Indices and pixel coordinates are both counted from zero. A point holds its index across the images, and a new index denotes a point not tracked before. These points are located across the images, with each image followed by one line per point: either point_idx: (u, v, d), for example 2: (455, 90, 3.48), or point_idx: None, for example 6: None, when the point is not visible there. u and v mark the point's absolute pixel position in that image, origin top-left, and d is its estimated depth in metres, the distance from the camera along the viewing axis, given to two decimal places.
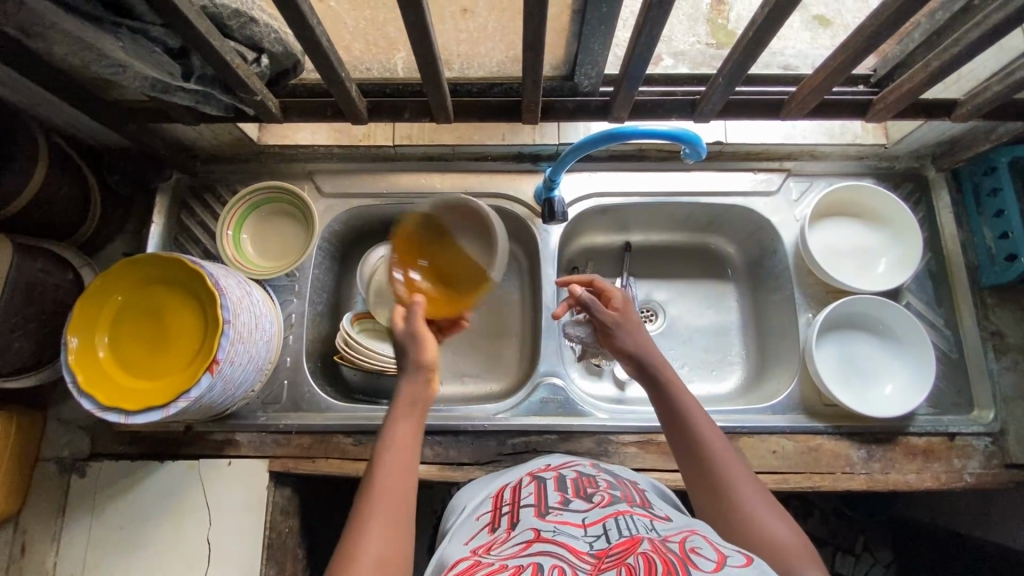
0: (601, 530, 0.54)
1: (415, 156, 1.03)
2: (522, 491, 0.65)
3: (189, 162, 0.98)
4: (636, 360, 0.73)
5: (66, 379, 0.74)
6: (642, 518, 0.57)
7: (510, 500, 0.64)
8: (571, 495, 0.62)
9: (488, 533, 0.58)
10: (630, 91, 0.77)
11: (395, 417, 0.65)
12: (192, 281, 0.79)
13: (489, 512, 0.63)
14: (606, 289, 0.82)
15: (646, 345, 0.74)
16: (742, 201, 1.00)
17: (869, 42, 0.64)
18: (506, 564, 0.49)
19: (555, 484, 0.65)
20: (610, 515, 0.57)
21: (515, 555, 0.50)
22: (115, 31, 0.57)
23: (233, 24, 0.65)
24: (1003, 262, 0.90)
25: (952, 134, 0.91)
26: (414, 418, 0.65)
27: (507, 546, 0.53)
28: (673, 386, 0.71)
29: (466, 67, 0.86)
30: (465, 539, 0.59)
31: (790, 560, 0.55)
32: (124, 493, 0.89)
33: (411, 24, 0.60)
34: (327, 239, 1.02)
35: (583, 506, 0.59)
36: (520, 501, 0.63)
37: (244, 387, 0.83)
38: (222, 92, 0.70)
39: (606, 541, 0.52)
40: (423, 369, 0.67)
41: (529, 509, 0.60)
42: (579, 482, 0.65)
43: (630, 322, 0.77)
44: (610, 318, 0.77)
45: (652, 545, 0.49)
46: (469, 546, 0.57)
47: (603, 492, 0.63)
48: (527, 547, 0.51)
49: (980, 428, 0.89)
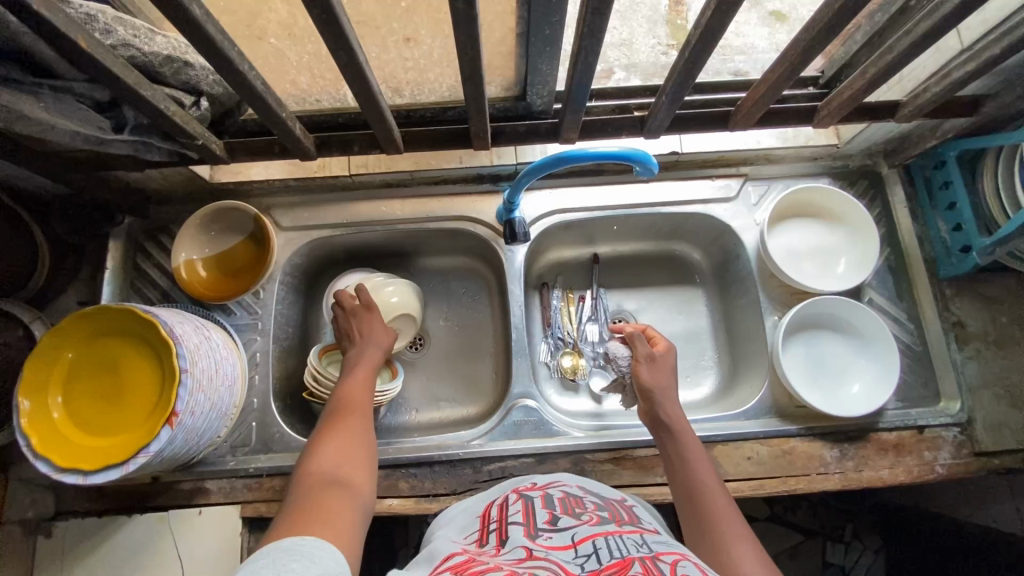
0: (591, 548, 0.52)
1: (373, 184, 1.02)
2: (509, 508, 0.63)
3: (142, 205, 0.96)
4: (654, 397, 0.80)
5: (19, 443, 0.71)
6: (631, 536, 0.55)
7: (498, 516, 0.62)
8: (559, 513, 0.60)
9: (476, 547, 0.57)
10: (577, 112, 0.77)
11: (349, 376, 0.82)
12: (149, 332, 0.76)
13: (477, 530, 0.61)
14: (656, 338, 0.90)
15: (666, 387, 0.81)
16: (702, 208, 1.00)
17: (803, 56, 0.65)
18: (501, 566, 0.49)
19: (542, 502, 0.63)
20: (600, 534, 0.55)
21: (508, 564, 0.49)
22: (34, 90, 0.56)
23: (166, 71, 0.64)
24: (959, 254, 0.92)
25: (900, 131, 0.93)
26: (361, 374, 0.82)
27: (500, 557, 0.51)
28: (675, 418, 0.78)
29: (416, 94, 0.85)
30: (452, 541, 0.60)
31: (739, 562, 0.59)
32: (90, 554, 0.86)
33: (345, 64, 0.60)
34: (290, 273, 1.00)
35: (572, 524, 0.57)
36: (507, 518, 0.61)
37: (208, 435, 0.81)
38: (162, 139, 0.69)
39: (597, 562, 0.49)
40: (361, 346, 0.87)
41: (517, 527, 0.58)
42: (568, 501, 0.64)
43: (662, 365, 0.84)
44: (646, 353, 0.85)
45: (644, 568, 0.48)
46: (458, 546, 0.57)
47: (592, 512, 0.61)
48: (519, 561, 0.49)
49: (947, 419, 0.90)
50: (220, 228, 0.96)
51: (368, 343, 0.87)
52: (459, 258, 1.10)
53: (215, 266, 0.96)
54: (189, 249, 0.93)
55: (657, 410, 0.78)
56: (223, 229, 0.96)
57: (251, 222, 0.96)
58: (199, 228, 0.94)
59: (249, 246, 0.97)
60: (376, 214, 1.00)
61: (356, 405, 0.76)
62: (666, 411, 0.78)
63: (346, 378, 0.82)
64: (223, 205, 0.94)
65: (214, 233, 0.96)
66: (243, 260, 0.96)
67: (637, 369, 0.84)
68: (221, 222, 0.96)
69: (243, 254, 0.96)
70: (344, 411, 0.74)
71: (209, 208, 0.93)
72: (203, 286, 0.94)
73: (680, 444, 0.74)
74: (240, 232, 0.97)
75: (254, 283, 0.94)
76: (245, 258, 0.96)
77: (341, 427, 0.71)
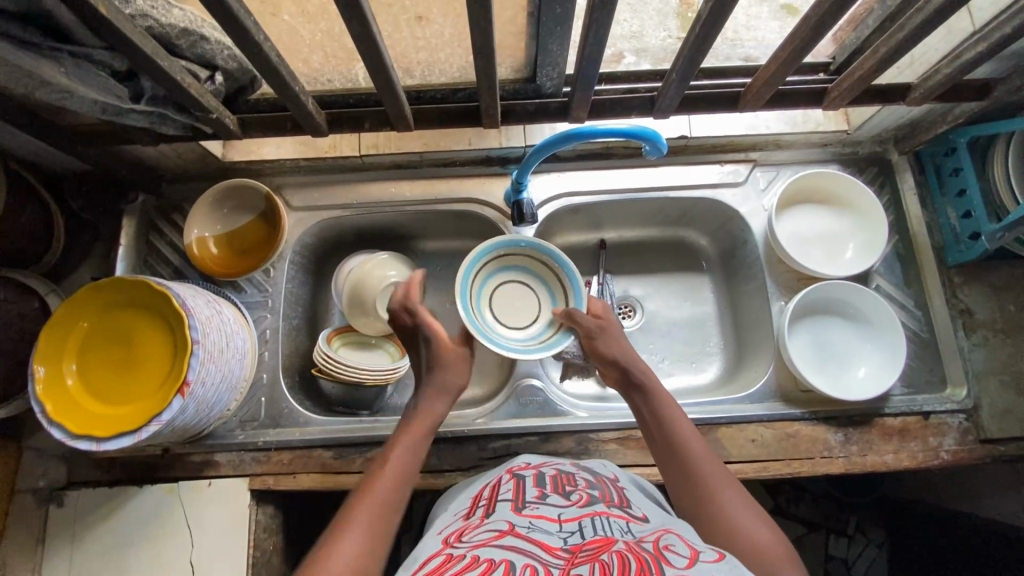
0: (576, 526, 0.55)
1: (383, 165, 1.02)
2: (501, 487, 0.66)
3: (154, 182, 0.97)
4: (619, 362, 0.81)
5: (34, 410, 0.73)
6: (618, 519, 0.57)
7: (488, 495, 0.66)
8: (549, 491, 0.63)
9: (463, 521, 0.61)
10: (586, 91, 0.77)
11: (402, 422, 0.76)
12: (159, 304, 0.78)
13: (467, 507, 0.65)
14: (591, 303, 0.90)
15: (627, 350, 0.82)
16: (711, 193, 1.00)
17: (814, 31, 0.65)
18: (478, 553, 0.51)
19: (533, 480, 0.66)
20: (587, 514, 0.58)
21: (486, 544, 0.52)
22: (57, 56, 0.57)
23: (182, 43, 0.64)
24: (967, 241, 0.92)
25: (911, 116, 0.92)
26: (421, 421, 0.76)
27: (481, 533, 0.55)
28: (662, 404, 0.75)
29: (427, 74, 0.85)
30: (438, 530, 0.61)
31: (737, 518, 0.61)
32: (102, 523, 0.87)
33: (358, 35, 0.60)
34: (299, 253, 1.01)
35: (561, 503, 0.60)
36: (497, 495, 0.64)
37: (219, 407, 0.82)
38: (177, 111, 0.70)
39: (580, 538, 0.53)
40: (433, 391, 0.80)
41: (505, 502, 0.61)
42: (559, 479, 0.67)
43: (610, 336, 0.83)
44: (596, 326, 0.84)
45: (626, 544, 0.51)
46: (443, 535, 0.59)
47: (581, 490, 0.64)
48: (499, 538, 0.53)
49: (953, 406, 0.90)
50: (231, 206, 0.97)
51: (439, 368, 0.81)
52: (466, 242, 1.11)
53: (225, 244, 0.97)
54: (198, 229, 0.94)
55: (627, 372, 0.80)
56: (231, 208, 0.97)
57: (262, 201, 0.97)
58: (213, 204, 0.95)
59: (257, 225, 0.98)
60: (385, 195, 1.01)
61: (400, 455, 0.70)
62: (637, 370, 0.79)
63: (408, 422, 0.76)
64: (231, 184, 0.94)
65: (222, 213, 0.97)
66: (252, 237, 0.97)
67: (594, 345, 0.83)
68: (228, 201, 0.97)
69: (251, 232, 0.97)
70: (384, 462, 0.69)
71: (218, 187, 0.94)
72: (216, 265, 0.95)
73: (673, 430, 0.72)
74: (251, 210, 0.98)
75: (265, 259, 0.95)
76: (254, 236, 0.97)
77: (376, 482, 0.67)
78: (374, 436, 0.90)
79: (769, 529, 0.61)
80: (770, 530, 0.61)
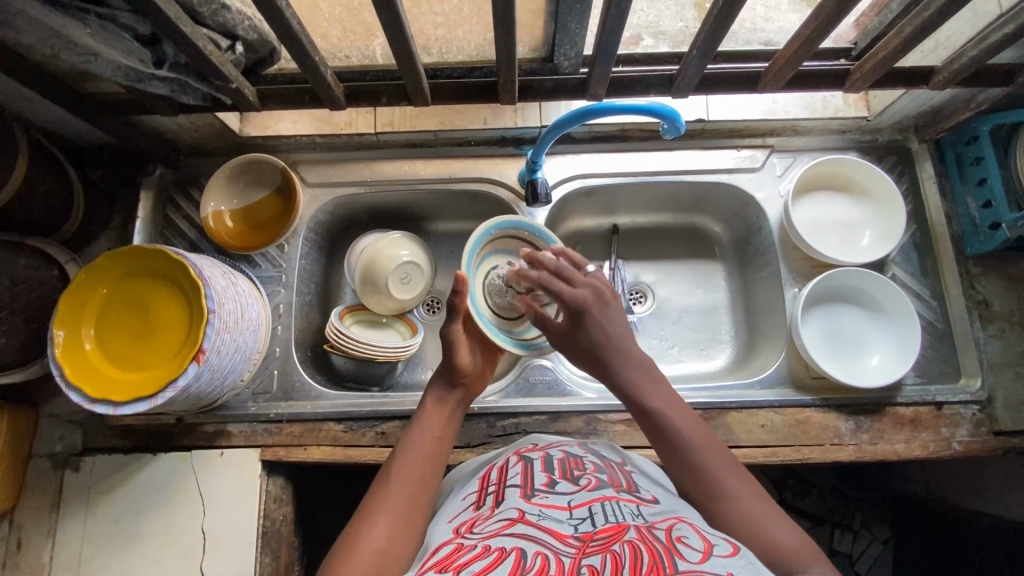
0: (586, 513, 0.56)
1: (397, 144, 1.03)
2: (509, 471, 0.67)
3: (172, 156, 0.98)
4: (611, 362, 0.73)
5: (52, 373, 0.74)
6: (627, 504, 0.58)
7: (496, 479, 0.66)
8: (558, 477, 0.63)
9: (473, 511, 0.62)
10: (605, 67, 0.77)
11: (425, 410, 0.75)
12: (178, 278, 0.79)
13: (476, 492, 0.66)
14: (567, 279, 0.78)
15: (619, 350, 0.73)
16: (726, 177, 1.00)
17: (839, 8, 0.64)
18: (489, 544, 0.51)
19: (541, 464, 0.66)
20: (596, 499, 0.58)
21: (497, 534, 0.52)
22: (83, 17, 0.58)
23: (205, 11, 0.64)
24: (987, 231, 0.90)
25: (934, 103, 0.91)
26: (442, 408, 0.75)
27: (492, 523, 0.56)
28: (648, 392, 0.71)
29: (444, 52, 0.85)
30: (450, 519, 0.62)
31: (756, 516, 0.61)
32: (116, 489, 0.89)
33: (380, 4, 0.60)
34: (313, 230, 1.02)
35: (570, 489, 0.60)
36: (506, 480, 0.65)
37: (233, 377, 0.83)
38: (198, 80, 0.71)
39: (592, 526, 0.53)
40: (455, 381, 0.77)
41: (514, 489, 0.62)
42: (567, 462, 0.67)
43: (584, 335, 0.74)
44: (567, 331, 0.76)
45: (639, 534, 0.51)
46: (453, 527, 0.60)
47: (591, 475, 0.64)
48: (510, 526, 0.54)
49: (967, 396, 0.89)
50: (246, 180, 0.98)
51: (457, 347, 0.77)
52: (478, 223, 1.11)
53: (240, 218, 0.98)
54: (213, 203, 0.95)
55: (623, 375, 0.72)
56: (246, 183, 0.98)
57: (278, 176, 0.98)
58: (228, 178, 0.96)
59: (271, 200, 0.98)
60: (398, 174, 1.02)
61: (425, 445, 0.70)
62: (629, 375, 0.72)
63: (433, 412, 0.75)
64: (248, 158, 0.95)
65: (236, 187, 0.97)
66: (268, 211, 0.98)
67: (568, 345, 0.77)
68: (243, 176, 0.97)
69: (265, 207, 0.98)
70: (409, 451, 0.70)
71: (235, 161, 0.94)
72: (231, 238, 0.96)
73: (667, 423, 0.68)
74: (266, 185, 0.98)
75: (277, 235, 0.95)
76: (268, 212, 0.98)
77: (399, 472, 0.67)
78: (384, 411, 0.91)
79: (787, 523, 0.61)
80: (787, 525, 0.60)
